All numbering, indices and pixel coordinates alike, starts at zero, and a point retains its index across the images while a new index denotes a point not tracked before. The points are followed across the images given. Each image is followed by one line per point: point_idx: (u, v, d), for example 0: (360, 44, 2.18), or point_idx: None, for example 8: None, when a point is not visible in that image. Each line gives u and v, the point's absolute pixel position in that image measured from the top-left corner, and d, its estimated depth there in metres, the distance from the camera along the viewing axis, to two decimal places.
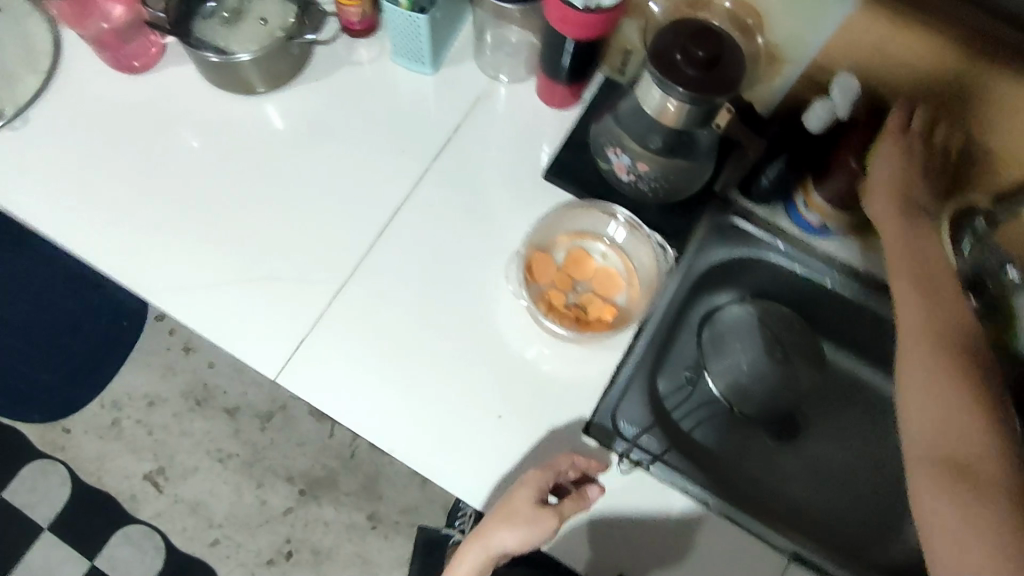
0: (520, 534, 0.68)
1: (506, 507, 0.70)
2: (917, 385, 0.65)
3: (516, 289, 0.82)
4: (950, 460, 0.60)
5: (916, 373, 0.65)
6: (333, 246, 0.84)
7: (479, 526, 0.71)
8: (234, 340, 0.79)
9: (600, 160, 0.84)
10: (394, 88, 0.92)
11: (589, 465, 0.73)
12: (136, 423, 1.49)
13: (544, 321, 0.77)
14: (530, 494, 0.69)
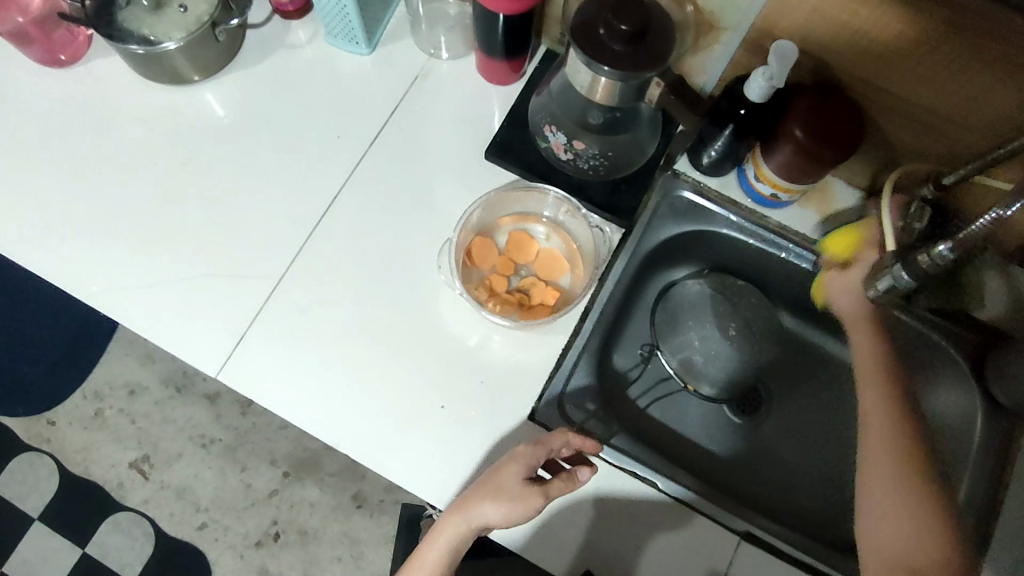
0: (507, 509, 0.67)
1: (490, 480, 0.68)
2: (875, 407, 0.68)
3: (448, 281, 0.80)
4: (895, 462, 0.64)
5: (875, 435, 0.66)
6: (273, 238, 0.82)
7: (462, 497, 0.69)
8: (175, 339, 0.79)
9: (538, 139, 0.82)
10: (330, 69, 0.89)
11: (583, 445, 0.72)
12: (119, 412, 1.51)
13: (485, 314, 0.76)
14: (517, 470, 0.68)
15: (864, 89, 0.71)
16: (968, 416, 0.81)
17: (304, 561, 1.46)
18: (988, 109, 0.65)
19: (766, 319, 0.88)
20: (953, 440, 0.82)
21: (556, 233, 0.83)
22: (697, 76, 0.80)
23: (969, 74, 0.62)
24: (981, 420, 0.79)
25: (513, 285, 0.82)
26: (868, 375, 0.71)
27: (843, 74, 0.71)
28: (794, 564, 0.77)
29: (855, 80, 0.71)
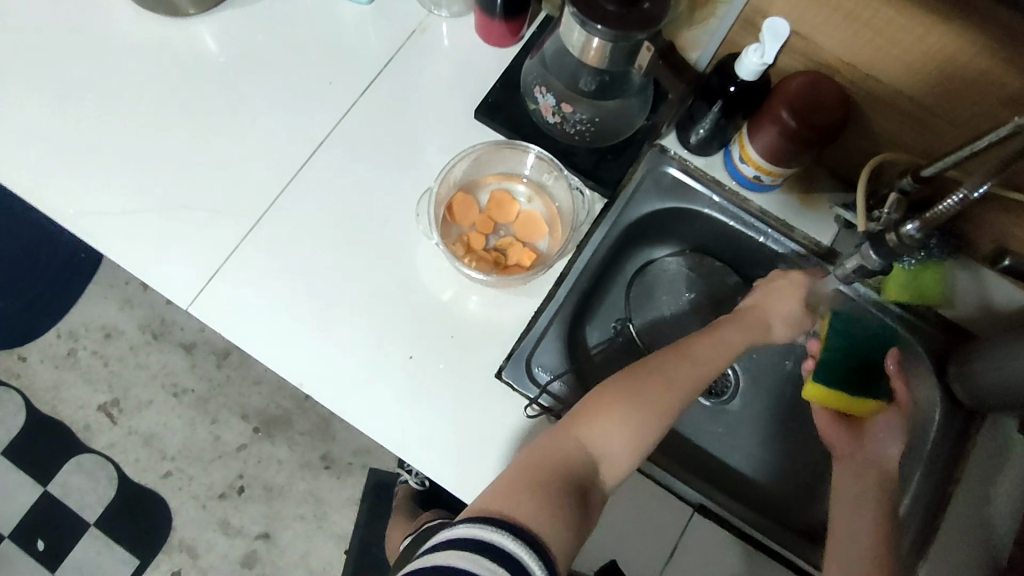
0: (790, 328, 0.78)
1: (752, 318, 0.77)
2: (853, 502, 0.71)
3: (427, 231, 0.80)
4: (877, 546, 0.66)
5: (844, 477, 0.74)
6: (256, 177, 0.82)
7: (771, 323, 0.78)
8: (149, 269, 0.78)
9: (529, 101, 0.82)
10: (329, 17, 0.88)
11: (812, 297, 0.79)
12: (92, 355, 1.50)
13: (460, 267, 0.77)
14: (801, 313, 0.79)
15: (853, 75, 0.72)
16: (928, 408, 0.83)
17: (267, 517, 1.46)
18: (971, 103, 0.66)
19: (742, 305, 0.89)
20: None
21: (539, 196, 0.84)
22: (690, 51, 0.80)
23: (954, 65, 0.63)
24: (939, 415, 0.81)
25: (491, 245, 0.83)
26: (837, 446, 0.77)
27: (834, 59, 0.71)
28: (744, 537, 0.77)
29: (845, 67, 0.71)
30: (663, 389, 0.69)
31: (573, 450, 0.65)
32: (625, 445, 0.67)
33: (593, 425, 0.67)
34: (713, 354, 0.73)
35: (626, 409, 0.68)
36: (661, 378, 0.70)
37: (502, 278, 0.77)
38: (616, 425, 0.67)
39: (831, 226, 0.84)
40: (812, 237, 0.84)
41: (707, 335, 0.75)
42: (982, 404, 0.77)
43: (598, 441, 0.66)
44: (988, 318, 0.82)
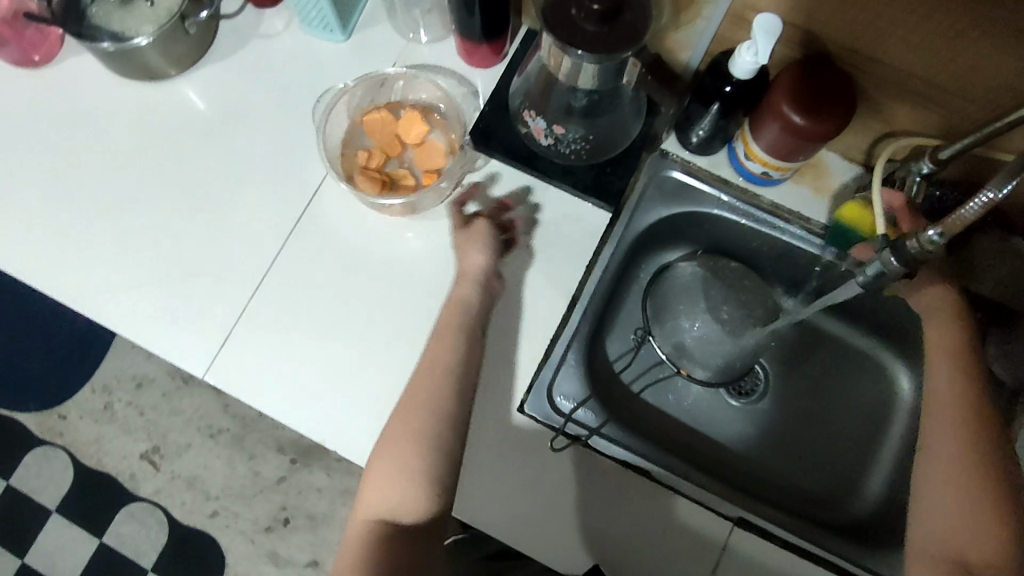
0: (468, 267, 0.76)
1: (455, 304, 0.75)
2: (951, 448, 0.68)
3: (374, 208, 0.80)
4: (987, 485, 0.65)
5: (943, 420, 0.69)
6: (254, 233, 0.81)
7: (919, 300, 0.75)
8: (162, 342, 0.78)
9: (520, 124, 0.79)
10: (307, 60, 0.87)
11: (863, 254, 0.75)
12: (127, 406, 1.52)
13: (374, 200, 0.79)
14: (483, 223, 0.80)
15: (854, 61, 0.68)
16: None
17: (314, 544, 1.49)
18: (985, 79, 0.62)
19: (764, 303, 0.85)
20: None
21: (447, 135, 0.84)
22: (682, 51, 0.77)
23: (962, 43, 0.59)
24: None
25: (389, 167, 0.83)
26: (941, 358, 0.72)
27: (833, 45, 0.67)
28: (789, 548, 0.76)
29: (847, 52, 0.67)
30: (407, 430, 0.69)
31: (366, 521, 0.67)
32: (406, 495, 0.66)
33: (378, 488, 0.67)
34: (442, 356, 0.72)
35: (389, 461, 0.68)
36: (394, 430, 0.69)
37: (387, 202, 0.78)
38: (389, 486, 0.67)
39: None
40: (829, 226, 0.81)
41: (424, 369, 0.72)
42: None
43: (380, 501, 0.67)
44: None
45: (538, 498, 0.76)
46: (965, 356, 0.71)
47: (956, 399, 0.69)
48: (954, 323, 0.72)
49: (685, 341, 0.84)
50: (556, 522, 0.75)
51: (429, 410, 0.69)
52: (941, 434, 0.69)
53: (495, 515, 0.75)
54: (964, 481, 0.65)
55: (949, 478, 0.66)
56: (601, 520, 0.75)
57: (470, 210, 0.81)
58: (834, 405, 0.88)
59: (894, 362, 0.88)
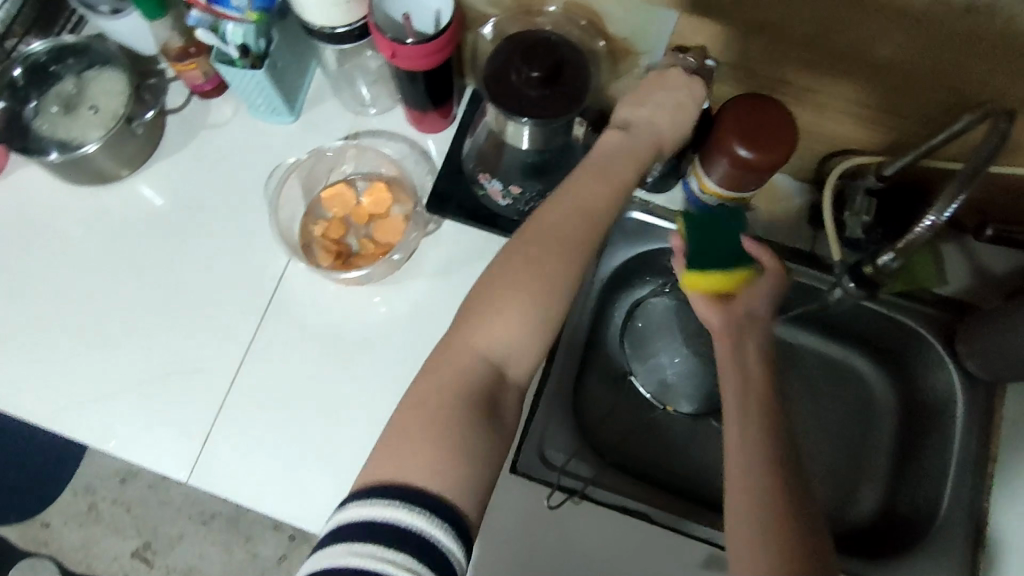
0: (620, 143, 0.64)
1: (603, 151, 0.64)
2: (740, 451, 0.54)
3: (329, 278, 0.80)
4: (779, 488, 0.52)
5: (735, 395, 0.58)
6: (224, 325, 0.80)
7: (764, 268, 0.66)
8: (141, 449, 0.77)
9: (477, 187, 0.80)
10: (259, 144, 0.87)
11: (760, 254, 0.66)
12: (113, 503, 1.48)
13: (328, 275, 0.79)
14: (623, 137, 0.65)
15: (789, 90, 0.70)
16: (949, 390, 0.80)
17: None
18: (913, 96, 0.64)
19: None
20: (935, 419, 0.82)
21: (406, 205, 0.83)
22: None
23: (886, 67, 0.62)
24: (960, 396, 0.79)
25: (348, 237, 0.83)
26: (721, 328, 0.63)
27: (767, 77, 0.70)
28: None
29: (781, 82, 0.70)
30: (534, 282, 0.57)
31: (474, 358, 0.55)
32: (515, 346, 0.56)
33: (478, 332, 0.56)
34: (584, 208, 0.60)
35: (501, 320, 0.56)
36: (500, 288, 0.57)
37: (342, 275, 0.78)
38: (494, 330, 0.56)
39: (806, 233, 0.83)
40: (789, 246, 0.82)
41: (531, 230, 0.60)
42: (1000, 378, 0.76)
43: (492, 346, 0.56)
44: (978, 283, 0.81)
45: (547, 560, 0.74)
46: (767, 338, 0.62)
47: (740, 394, 0.57)
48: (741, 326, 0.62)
49: (668, 379, 0.87)
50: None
51: (548, 257, 0.58)
52: (742, 414, 0.56)
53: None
54: (751, 498, 0.51)
55: (762, 470, 0.52)
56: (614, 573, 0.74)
57: (437, 274, 0.81)
58: (822, 418, 0.88)
59: (872, 371, 0.89)
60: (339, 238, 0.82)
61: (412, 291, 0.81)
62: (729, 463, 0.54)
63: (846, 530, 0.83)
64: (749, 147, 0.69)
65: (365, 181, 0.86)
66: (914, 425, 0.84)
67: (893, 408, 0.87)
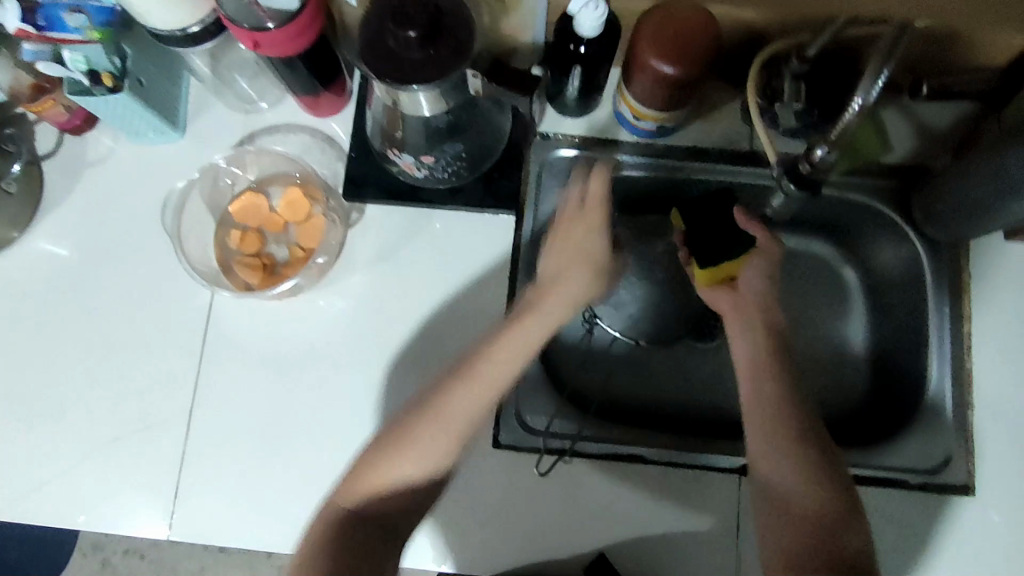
0: (568, 284, 0.66)
1: (546, 300, 0.65)
2: (776, 475, 0.62)
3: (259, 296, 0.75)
4: (809, 522, 0.60)
5: (757, 412, 0.64)
6: (163, 370, 0.75)
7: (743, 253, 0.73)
8: (112, 518, 0.73)
9: (389, 163, 0.74)
10: (148, 170, 0.79)
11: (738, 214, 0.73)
12: (123, 555, 1.43)
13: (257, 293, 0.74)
14: (578, 207, 0.70)
15: None
16: (916, 259, 0.78)
17: None
18: None
19: (672, 245, 0.86)
20: (905, 291, 0.80)
21: (324, 205, 0.77)
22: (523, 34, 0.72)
23: None
24: (928, 261, 0.77)
25: (268, 248, 0.77)
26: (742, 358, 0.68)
27: None
28: None
29: None
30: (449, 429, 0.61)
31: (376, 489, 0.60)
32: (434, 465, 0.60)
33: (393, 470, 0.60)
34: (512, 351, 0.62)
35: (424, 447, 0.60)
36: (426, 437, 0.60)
37: (271, 293, 0.73)
38: (424, 457, 0.60)
39: (743, 131, 0.79)
40: (727, 148, 0.79)
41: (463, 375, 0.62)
42: (961, 236, 0.74)
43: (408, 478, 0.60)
44: (926, 142, 0.78)
45: (562, 534, 0.72)
46: (782, 376, 0.66)
47: (769, 416, 0.64)
48: (760, 370, 0.66)
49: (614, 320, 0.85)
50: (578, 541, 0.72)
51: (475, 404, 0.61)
52: (784, 495, 0.61)
53: (513, 555, 0.72)
54: (801, 535, 0.60)
55: (796, 482, 0.61)
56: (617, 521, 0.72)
57: (373, 264, 0.77)
58: (796, 312, 0.87)
59: (833, 253, 0.87)
60: (259, 251, 0.76)
61: (352, 288, 0.76)
62: (771, 480, 0.62)
63: (843, 415, 0.83)
64: (674, 63, 0.65)
65: (275, 185, 0.80)
66: (886, 298, 0.83)
67: (861, 285, 0.86)
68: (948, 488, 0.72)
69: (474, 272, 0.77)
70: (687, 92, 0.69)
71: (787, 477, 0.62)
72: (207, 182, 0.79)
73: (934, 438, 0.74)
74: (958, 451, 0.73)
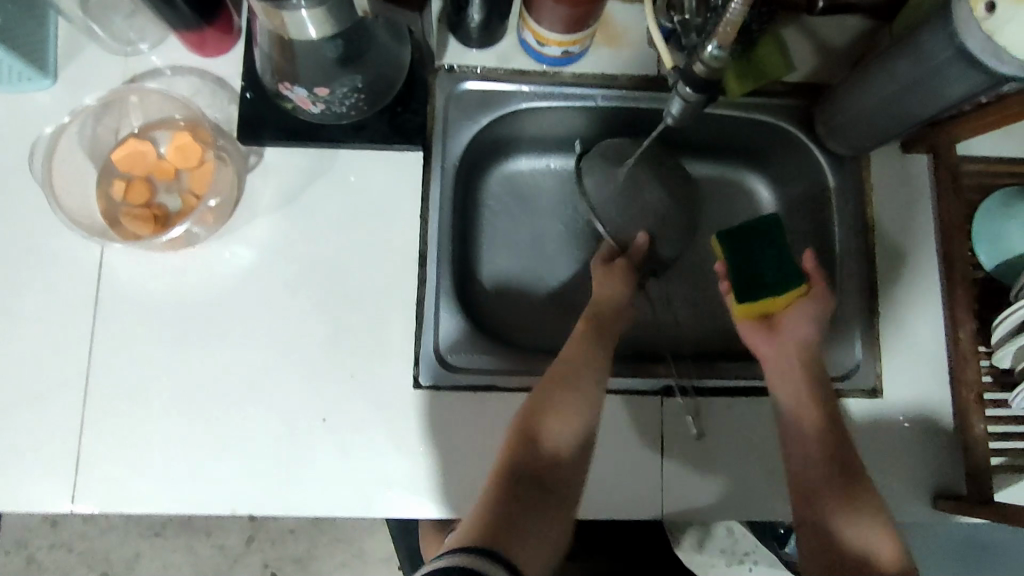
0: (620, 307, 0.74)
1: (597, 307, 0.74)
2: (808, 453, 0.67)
3: (150, 247, 0.70)
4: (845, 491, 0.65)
5: (793, 402, 0.69)
6: (54, 334, 0.70)
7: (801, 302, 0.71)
8: (8, 494, 0.67)
9: (282, 100, 0.70)
10: (18, 121, 0.72)
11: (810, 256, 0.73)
12: (52, 549, 1.32)
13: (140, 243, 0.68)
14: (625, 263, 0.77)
15: None
16: (820, 176, 0.80)
17: None
18: None
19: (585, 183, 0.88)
20: (810, 209, 0.83)
21: (217, 148, 0.72)
22: None
23: None
24: (831, 177, 0.79)
25: (159, 197, 0.73)
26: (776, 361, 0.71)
27: None
28: (719, 393, 0.75)
29: None
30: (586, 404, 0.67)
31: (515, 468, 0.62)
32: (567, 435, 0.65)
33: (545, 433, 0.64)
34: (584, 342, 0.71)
35: (554, 438, 0.64)
36: (562, 399, 0.66)
37: (161, 240, 0.68)
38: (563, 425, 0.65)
39: (650, 56, 0.78)
40: (636, 74, 0.78)
41: (573, 354, 0.69)
42: (862, 149, 0.75)
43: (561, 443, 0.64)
44: (826, 62, 0.79)
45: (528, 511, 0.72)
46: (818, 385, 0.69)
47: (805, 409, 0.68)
48: (794, 370, 0.70)
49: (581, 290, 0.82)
50: None
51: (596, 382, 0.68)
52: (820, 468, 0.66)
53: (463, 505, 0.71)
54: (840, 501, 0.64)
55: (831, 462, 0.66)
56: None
57: (277, 210, 0.73)
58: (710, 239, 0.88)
59: (745, 179, 0.89)
60: (148, 202, 0.72)
61: (257, 236, 0.73)
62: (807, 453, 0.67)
63: None
64: None
65: (162, 131, 0.74)
66: (795, 219, 0.85)
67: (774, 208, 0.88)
68: (859, 393, 0.75)
69: (384, 212, 0.74)
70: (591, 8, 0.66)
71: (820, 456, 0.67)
72: (85, 126, 0.73)
73: (843, 346, 0.76)
74: (867, 357, 0.76)
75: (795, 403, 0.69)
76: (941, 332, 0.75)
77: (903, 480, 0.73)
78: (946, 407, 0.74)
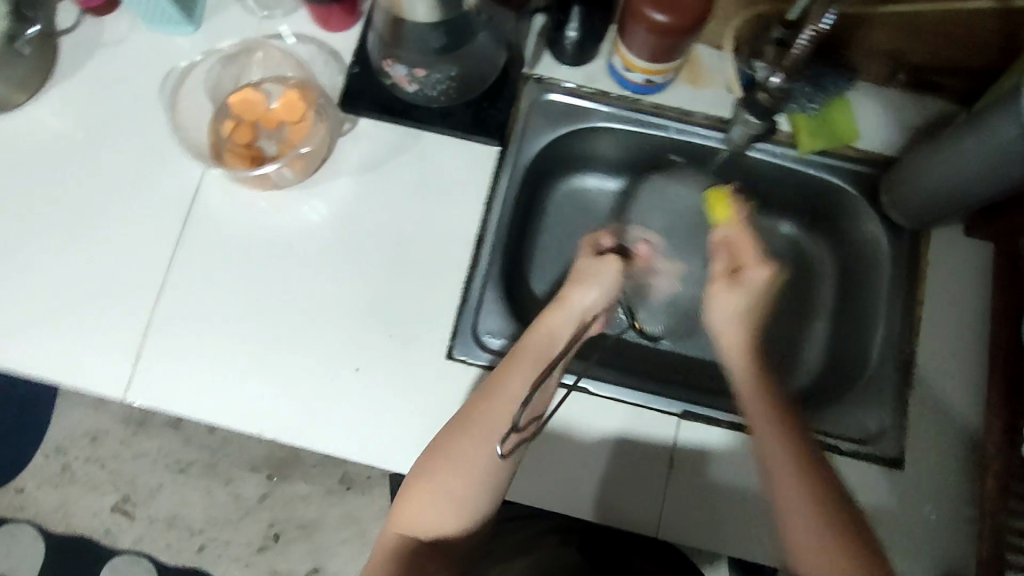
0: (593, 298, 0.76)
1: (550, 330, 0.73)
2: (794, 511, 0.60)
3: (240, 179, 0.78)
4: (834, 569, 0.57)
5: (771, 451, 0.62)
6: (147, 242, 0.78)
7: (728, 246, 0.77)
8: (73, 373, 0.75)
9: (384, 77, 0.78)
10: (161, 57, 0.83)
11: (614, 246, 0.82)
12: (87, 461, 1.33)
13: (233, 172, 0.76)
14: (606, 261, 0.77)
15: None
16: (877, 242, 0.81)
17: (313, 554, 1.31)
18: None
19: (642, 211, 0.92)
20: (864, 271, 0.83)
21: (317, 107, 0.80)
22: None
23: None
24: (887, 246, 0.80)
25: (260, 141, 0.80)
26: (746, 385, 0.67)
27: None
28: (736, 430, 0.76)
29: None
30: (473, 431, 0.66)
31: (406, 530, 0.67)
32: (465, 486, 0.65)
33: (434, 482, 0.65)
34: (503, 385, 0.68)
35: (468, 461, 0.65)
36: (456, 445, 0.66)
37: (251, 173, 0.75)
38: (452, 474, 0.65)
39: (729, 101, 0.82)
40: (712, 114, 0.82)
41: (518, 353, 0.70)
42: (925, 222, 0.76)
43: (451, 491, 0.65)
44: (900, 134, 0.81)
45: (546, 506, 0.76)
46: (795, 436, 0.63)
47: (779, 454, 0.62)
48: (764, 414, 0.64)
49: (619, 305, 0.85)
50: (544, 485, 0.74)
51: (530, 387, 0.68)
52: (805, 518, 0.59)
53: None
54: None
55: (813, 524, 0.59)
56: (569, 473, 0.75)
57: (359, 173, 0.80)
58: None
59: (801, 234, 0.90)
60: (250, 142, 0.79)
61: (336, 193, 0.80)
62: (789, 504, 0.60)
63: (794, 387, 0.84)
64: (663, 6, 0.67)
65: (274, 85, 0.82)
66: (848, 279, 0.85)
67: (829, 266, 0.88)
68: (880, 460, 0.74)
69: (454, 195, 0.80)
70: (679, 41, 0.71)
71: (807, 508, 0.59)
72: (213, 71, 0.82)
73: (869, 411, 0.76)
74: (894, 427, 0.75)
75: (773, 449, 0.62)
76: (976, 418, 0.74)
77: (914, 556, 0.71)
78: (969, 494, 0.73)
